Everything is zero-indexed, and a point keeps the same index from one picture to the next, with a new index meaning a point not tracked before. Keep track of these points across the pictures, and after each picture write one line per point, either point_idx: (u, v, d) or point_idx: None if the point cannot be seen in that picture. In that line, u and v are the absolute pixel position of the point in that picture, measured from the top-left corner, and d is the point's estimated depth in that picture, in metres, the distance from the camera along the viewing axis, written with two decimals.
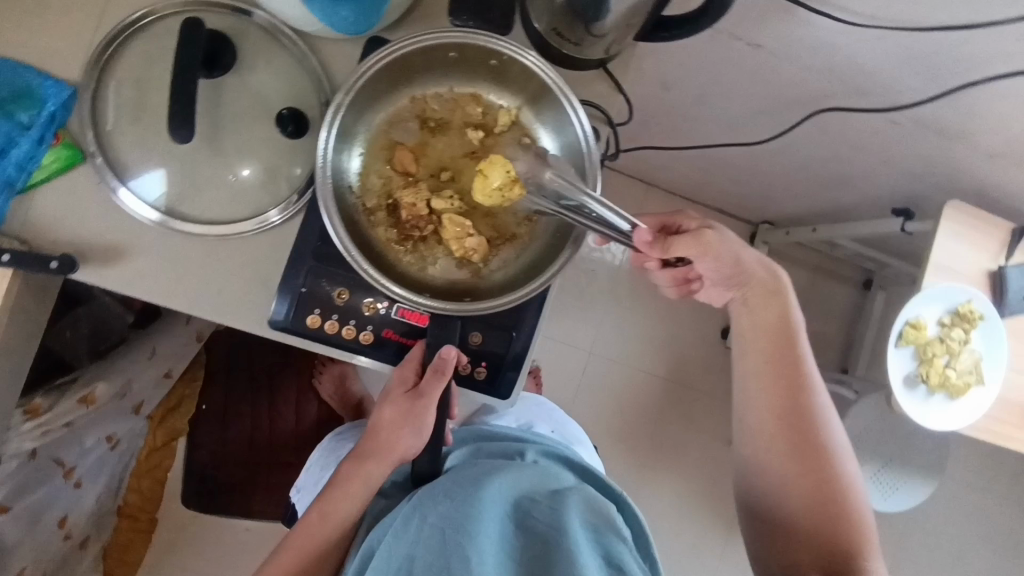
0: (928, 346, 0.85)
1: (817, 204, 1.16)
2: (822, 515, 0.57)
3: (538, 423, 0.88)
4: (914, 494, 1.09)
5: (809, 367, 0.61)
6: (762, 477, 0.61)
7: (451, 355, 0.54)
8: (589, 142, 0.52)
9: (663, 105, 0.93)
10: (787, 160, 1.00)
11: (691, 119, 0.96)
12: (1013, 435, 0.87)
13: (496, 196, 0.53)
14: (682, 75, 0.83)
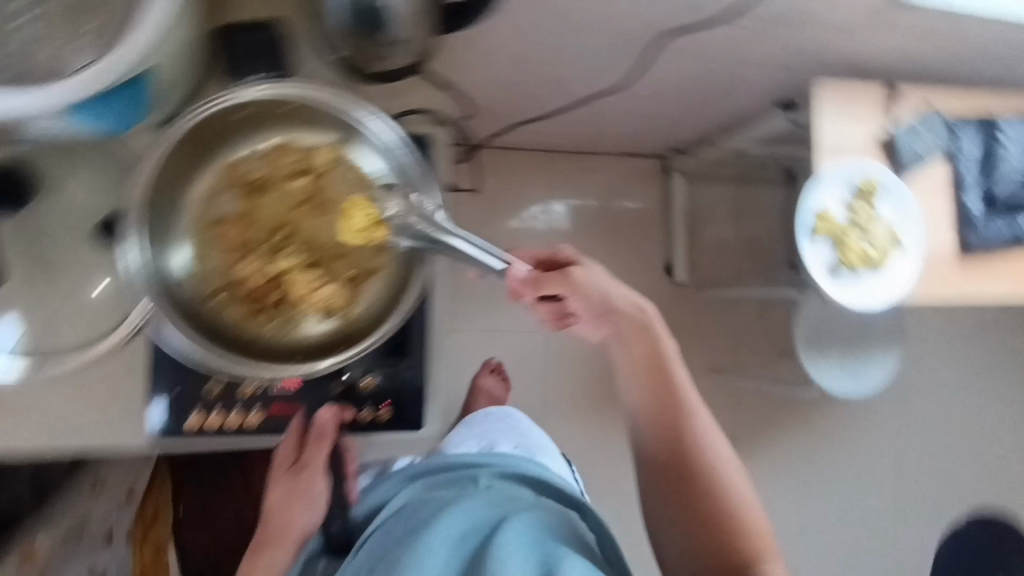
0: (841, 231, 0.86)
1: (710, 121, 1.15)
2: (720, 548, 0.57)
3: (500, 440, 0.81)
4: (883, 369, 1.11)
5: (687, 398, 0.61)
6: (668, 517, 0.60)
7: (327, 419, 0.61)
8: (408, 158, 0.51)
9: (519, 77, 0.91)
10: (659, 90, 0.98)
11: (552, 83, 0.94)
12: (945, 288, 0.88)
13: (362, 236, 0.52)
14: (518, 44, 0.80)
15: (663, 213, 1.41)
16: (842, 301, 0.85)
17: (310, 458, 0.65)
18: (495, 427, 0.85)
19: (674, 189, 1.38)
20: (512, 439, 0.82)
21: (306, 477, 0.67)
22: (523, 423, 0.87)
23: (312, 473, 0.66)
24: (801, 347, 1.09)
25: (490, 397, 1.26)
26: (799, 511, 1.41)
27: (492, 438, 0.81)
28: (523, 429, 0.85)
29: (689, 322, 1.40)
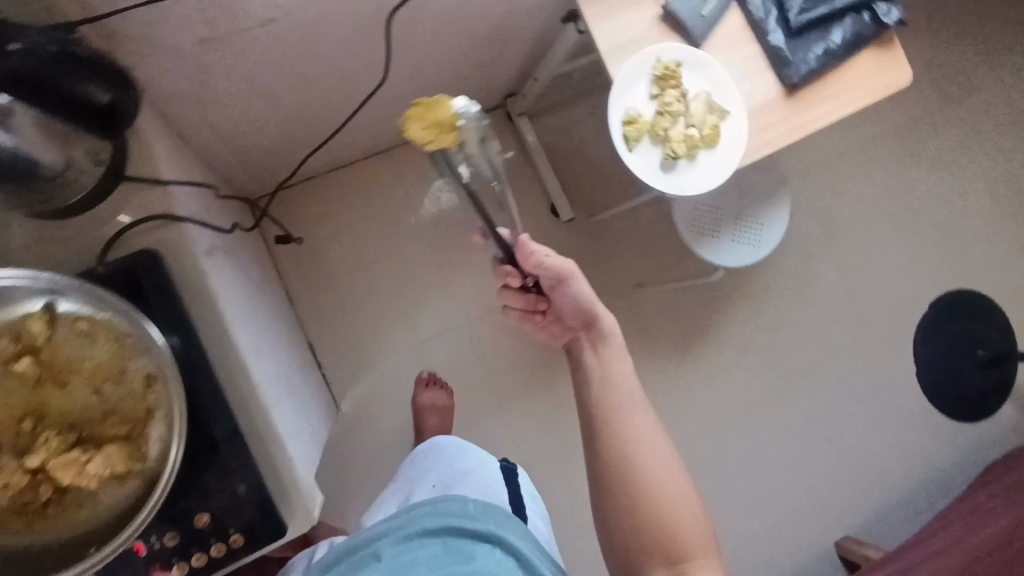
0: (657, 127, 0.81)
1: (516, 56, 1.10)
2: (660, 518, 0.68)
3: (420, 487, 0.82)
4: (777, 223, 1.09)
5: (631, 404, 0.78)
6: (616, 497, 0.71)
7: None
8: (123, 305, 0.50)
9: (284, 105, 0.86)
10: (438, 56, 0.93)
11: (324, 96, 0.89)
12: (781, 136, 0.85)
13: (442, 132, 0.64)
14: (252, 79, 0.75)
15: (526, 158, 1.36)
16: (685, 192, 0.82)
17: None
18: (422, 471, 0.88)
19: (525, 130, 1.32)
20: (432, 478, 0.84)
21: None
22: (449, 451, 0.90)
23: None
24: (686, 238, 1.07)
25: (437, 409, 1.24)
26: (766, 376, 1.43)
27: (415, 485, 0.84)
28: (444, 464, 0.87)
29: (596, 251, 1.37)
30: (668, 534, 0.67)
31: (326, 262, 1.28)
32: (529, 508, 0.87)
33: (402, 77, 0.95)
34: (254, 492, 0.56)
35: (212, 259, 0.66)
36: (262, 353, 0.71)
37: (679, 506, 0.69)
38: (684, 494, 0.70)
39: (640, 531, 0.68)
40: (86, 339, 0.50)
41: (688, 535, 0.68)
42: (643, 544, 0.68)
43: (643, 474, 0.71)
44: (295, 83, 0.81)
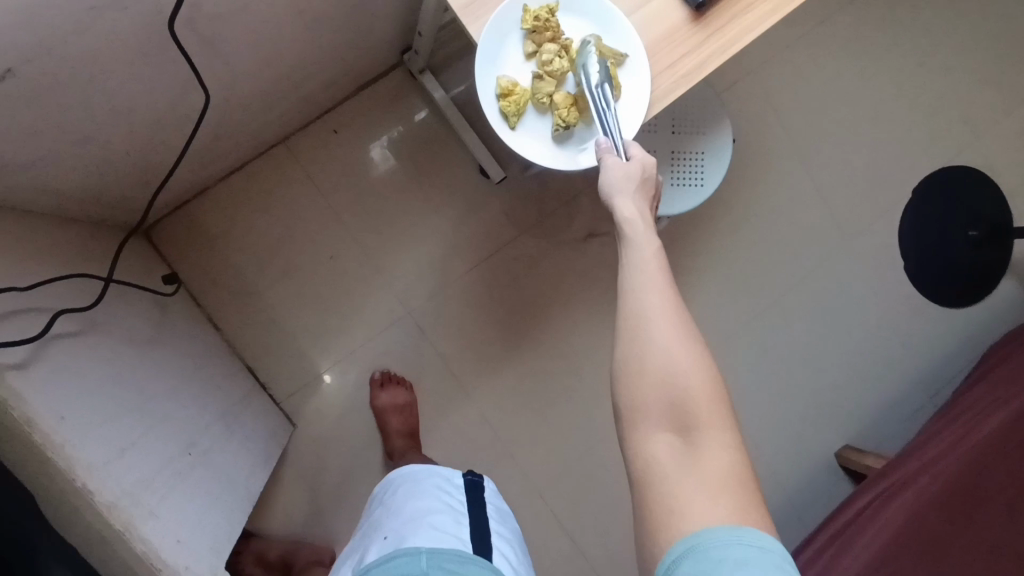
0: (539, 93, 0.67)
1: (388, 14, 0.97)
2: (690, 394, 0.53)
3: (372, 543, 0.75)
4: (717, 150, 0.96)
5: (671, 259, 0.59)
6: (647, 360, 0.54)
7: None
8: None
9: (119, 137, 0.76)
10: (284, 38, 0.82)
11: (164, 113, 0.78)
12: (698, 67, 0.68)
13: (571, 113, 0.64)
14: (61, 129, 0.65)
15: (441, 118, 1.23)
16: None
17: None
18: (378, 520, 0.81)
19: (430, 89, 1.18)
20: (385, 529, 0.76)
21: None
22: (403, 488, 0.83)
23: None
24: None
25: (398, 407, 1.17)
26: (747, 305, 1.32)
27: (369, 540, 0.77)
28: (397, 506, 0.79)
29: (537, 205, 1.27)
30: (672, 396, 0.53)
31: (248, 279, 1.19)
32: (496, 530, 0.78)
33: (247, 67, 0.82)
34: None
35: (43, 365, 0.57)
36: (139, 447, 0.64)
37: (688, 367, 0.54)
38: (697, 358, 0.55)
39: (645, 393, 0.54)
40: None
41: (699, 400, 0.53)
42: (645, 405, 0.54)
43: (644, 324, 0.55)
44: (117, 116, 0.72)
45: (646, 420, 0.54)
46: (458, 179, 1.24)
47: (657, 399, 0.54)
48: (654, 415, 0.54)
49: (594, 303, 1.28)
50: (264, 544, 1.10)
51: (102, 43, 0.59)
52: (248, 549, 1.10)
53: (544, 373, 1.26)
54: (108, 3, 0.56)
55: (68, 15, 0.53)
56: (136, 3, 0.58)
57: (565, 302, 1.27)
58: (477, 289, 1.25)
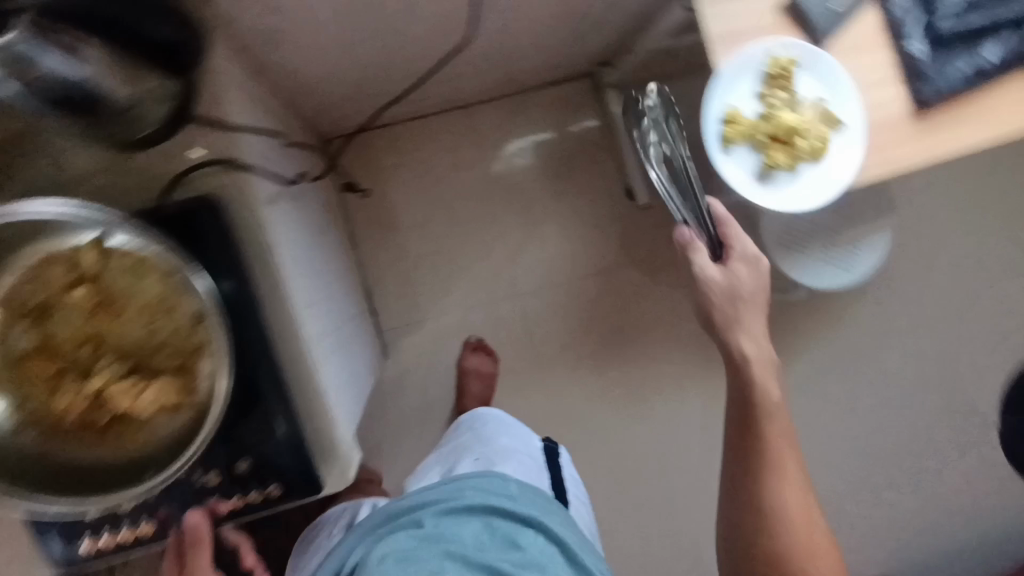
0: (756, 131, 0.73)
1: (613, 31, 1.03)
2: (788, 544, 0.74)
3: (461, 461, 0.78)
4: (870, 247, 0.99)
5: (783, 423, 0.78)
6: (745, 500, 0.77)
7: (196, 519, 0.55)
8: (143, 236, 0.49)
9: (372, 64, 0.84)
10: (534, 26, 0.89)
11: (416, 58, 0.86)
12: (908, 155, 0.72)
13: (778, 159, 0.73)
14: (344, 43, 0.74)
15: (608, 134, 1.31)
16: (802, 206, 0.74)
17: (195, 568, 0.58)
18: (461, 446, 0.85)
19: (612, 104, 1.24)
20: (473, 453, 0.80)
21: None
22: (491, 425, 0.87)
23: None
24: (773, 253, 0.97)
25: (481, 374, 1.23)
26: None
27: (456, 458, 0.81)
28: (487, 437, 0.83)
29: (666, 238, 1.32)
30: (778, 547, 0.74)
31: (391, 215, 1.29)
32: (570, 493, 0.82)
33: (492, 44, 0.89)
34: (291, 440, 0.57)
35: (275, 206, 0.65)
36: (317, 306, 0.72)
37: (786, 514, 0.75)
38: (795, 509, 0.75)
39: (753, 538, 0.76)
40: (133, 275, 0.51)
41: (799, 551, 0.74)
42: (760, 555, 0.75)
43: (755, 480, 0.77)
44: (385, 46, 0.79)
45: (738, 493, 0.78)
46: (603, 192, 1.31)
47: (749, 474, 0.78)
48: (750, 493, 0.77)
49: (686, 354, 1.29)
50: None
51: None
52: None
53: (617, 394, 1.30)
54: None
55: None
56: None
57: (660, 338, 1.31)
58: (585, 296, 1.31)
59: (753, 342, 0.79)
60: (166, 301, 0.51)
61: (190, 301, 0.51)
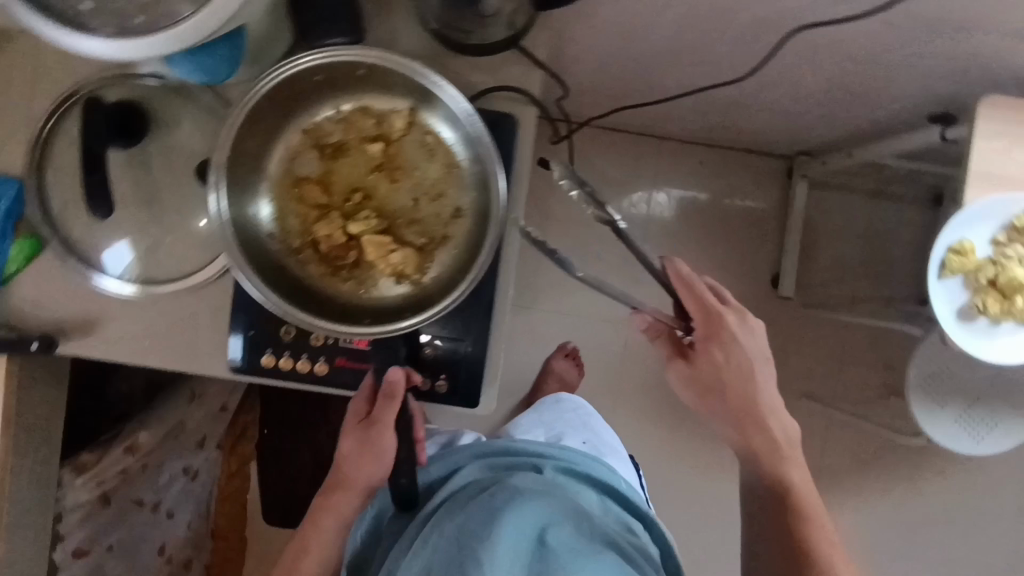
0: (978, 272, 0.72)
1: (848, 126, 1.01)
2: None
3: (567, 434, 0.87)
4: (1007, 430, 0.94)
5: (806, 510, 0.66)
6: None
7: (399, 377, 0.52)
8: (476, 127, 0.49)
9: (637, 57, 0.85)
10: (791, 86, 0.88)
11: (670, 67, 0.87)
12: None
13: (992, 307, 0.72)
14: (631, 27, 0.75)
15: (779, 218, 1.26)
16: (992, 358, 0.73)
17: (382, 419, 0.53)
18: (564, 418, 0.91)
19: (797, 193, 1.22)
20: (577, 433, 0.88)
21: (376, 439, 0.54)
22: (594, 419, 0.93)
23: (381, 434, 0.54)
24: (910, 390, 0.95)
25: (561, 381, 1.13)
26: None
27: (560, 428, 0.88)
28: (590, 425, 0.90)
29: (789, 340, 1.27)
30: None
31: None
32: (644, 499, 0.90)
33: (744, 83, 0.89)
34: (476, 355, 0.58)
35: None
36: None
37: None
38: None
39: None
40: (427, 154, 0.54)
41: None
42: None
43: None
44: (659, 45, 0.80)
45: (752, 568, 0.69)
46: (756, 268, 1.26)
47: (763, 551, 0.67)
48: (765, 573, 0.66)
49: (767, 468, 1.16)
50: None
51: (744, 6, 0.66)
52: None
53: None
54: None
55: None
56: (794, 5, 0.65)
57: None
58: None
59: (766, 440, 0.68)
60: (443, 187, 0.54)
61: (465, 197, 0.54)
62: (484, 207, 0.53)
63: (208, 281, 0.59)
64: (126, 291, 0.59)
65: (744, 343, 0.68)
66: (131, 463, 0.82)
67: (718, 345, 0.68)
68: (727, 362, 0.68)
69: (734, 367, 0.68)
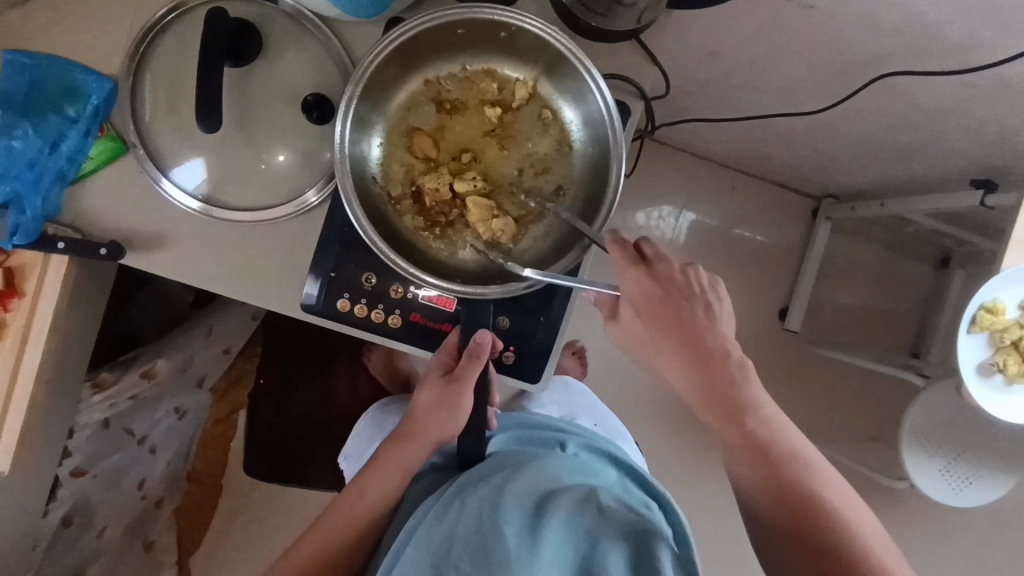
0: (1004, 333, 0.76)
1: (887, 177, 1.05)
2: None
3: (581, 415, 0.90)
4: (987, 486, 1.00)
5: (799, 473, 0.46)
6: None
7: (485, 340, 0.53)
8: (610, 115, 0.49)
9: (721, 69, 0.87)
10: (852, 129, 0.91)
11: (744, 84, 0.89)
12: None
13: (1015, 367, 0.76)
14: (724, 32, 0.77)
15: (797, 255, 1.30)
16: (1001, 415, 0.78)
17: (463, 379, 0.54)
18: (576, 403, 0.92)
19: (819, 234, 1.26)
20: (588, 420, 0.89)
21: (454, 395, 0.55)
22: (602, 409, 0.94)
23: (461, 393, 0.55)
24: (903, 437, 1.00)
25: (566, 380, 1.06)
26: None
27: (571, 412, 0.89)
28: (600, 412, 0.92)
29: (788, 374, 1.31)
30: None
31: None
32: None
33: (808, 117, 0.92)
34: (549, 333, 0.58)
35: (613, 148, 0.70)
36: None
37: None
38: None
39: None
40: (544, 129, 0.54)
41: None
42: None
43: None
44: (746, 59, 0.82)
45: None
46: (765, 300, 1.30)
47: (782, 560, 0.45)
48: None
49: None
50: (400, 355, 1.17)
51: (845, 41, 0.69)
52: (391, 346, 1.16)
53: None
54: (896, 38, 0.65)
55: (882, 19, 0.62)
56: (894, 48, 0.68)
57: None
58: None
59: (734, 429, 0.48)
60: (549, 164, 0.54)
61: (571, 178, 0.54)
62: (592, 189, 0.52)
63: (288, 217, 0.58)
64: (189, 204, 0.57)
65: (687, 297, 0.50)
66: (143, 389, 0.80)
67: (656, 311, 0.50)
68: (669, 324, 0.50)
69: (680, 328, 0.50)
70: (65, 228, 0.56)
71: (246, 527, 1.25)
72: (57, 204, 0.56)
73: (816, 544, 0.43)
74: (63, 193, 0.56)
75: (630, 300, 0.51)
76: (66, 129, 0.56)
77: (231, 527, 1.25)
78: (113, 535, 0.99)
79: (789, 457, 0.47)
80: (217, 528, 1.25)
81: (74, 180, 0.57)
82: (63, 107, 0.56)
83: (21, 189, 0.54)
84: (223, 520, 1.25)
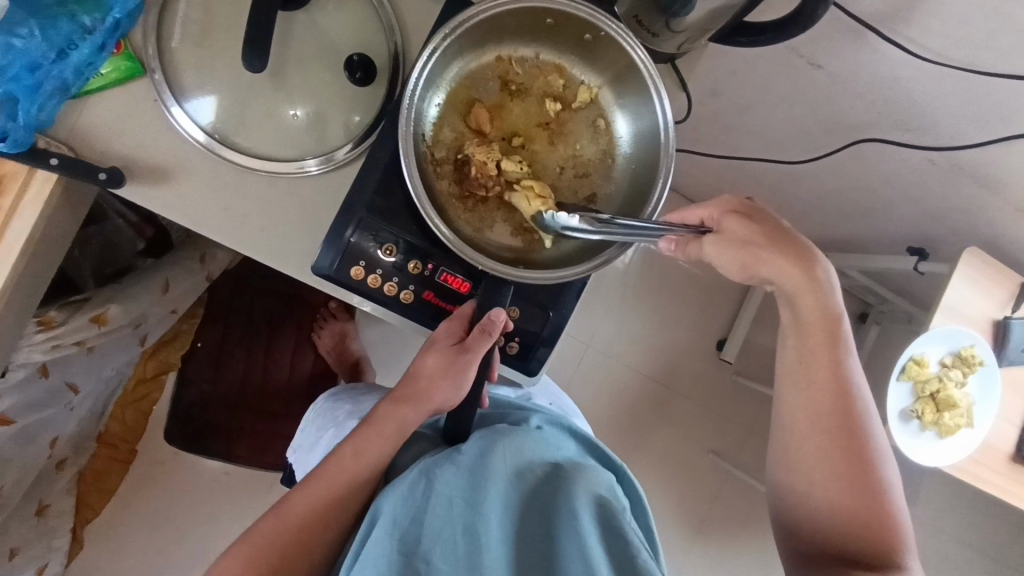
0: (926, 383, 0.86)
1: (834, 232, 1.15)
2: (858, 507, 0.50)
3: (537, 395, 0.78)
4: None
5: (852, 371, 0.52)
6: (803, 471, 0.52)
7: (499, 319, 0.53)
8: (668, 131, 0.51)
9: (718, 105, 0.93)
10: (816, 184, 1.00)
11: (734, 124, 0.95)
12: (999, 484, 0.85)
13: (930, 416, 0.85)
14: (733, 74, 0.82)
15: None
16: (914, 455, 0.86)
17: (467, 354, 0.54)
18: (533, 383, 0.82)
19: None
20: (546, 397, 0.80)
21: (458, 369, 0.55)
22: (556, 388, 0.84)
23: (463, 366, 0.54)
24: None
25: None
26: None
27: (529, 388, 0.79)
28: (555, 393, 0.82)
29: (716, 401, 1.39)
30: (841, 515, 0.50)
31: None
32: None
33: (780, 165, 0.99)
34: (553, 329, 0.60)
35: None
36: None
37: (854, 474, 0.51)
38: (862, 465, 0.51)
39: (809, 515, 0.52)
40: (596, 136, 0.56)
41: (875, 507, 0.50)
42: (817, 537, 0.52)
43: (809, 450, 0.52)
44: (744, 103, 0.88)
45: (793, 533, 0.54)
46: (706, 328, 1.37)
47: (809, 425, 0.52)
48: (822, 492, 0.51)
49: (681, 514, 1.23)
50: (351, 336, 1.13)
51: (841, 104, 0.76)
52: (344, 325, 1.12)
53: None
54: (885, 110, 0.72)
55: (879, 91, 0.69)
56: (879, 122, 0.75)
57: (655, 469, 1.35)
58: None
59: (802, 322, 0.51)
60: (593, 168, 0.56)
61: (608, 186, 0.56)
62: (626, 202, 0.54)
63: (305, 176, 0.56)
64: (195, 134, 0.53)
65: (817, 260, 0.51)
66: (91, 335, 0.75)
67: (776, 264, 0.50)
68: (796, 283, 0.50)
69: (804, 287, 0.50)
70: (58, 144, 0.51)
71: (154, 499, 1.15)
72: (53, 116, 0.51)
73: (855, 508, 0.50)
74: (61, 105, 0.51)
75: (732, 207, 0.51)
76: (77, 39, 0.51)
77: (137, 496, 1.15)
78: (16, 497, 0.88)
79: (864, 428, 0.51)
80: (120, 496, 1.14)
81: (77, 95, 0.52)
82: (77, 14, 0.51)
83: (17, 93, 0.49)
84: (129, 488, 1.15)
